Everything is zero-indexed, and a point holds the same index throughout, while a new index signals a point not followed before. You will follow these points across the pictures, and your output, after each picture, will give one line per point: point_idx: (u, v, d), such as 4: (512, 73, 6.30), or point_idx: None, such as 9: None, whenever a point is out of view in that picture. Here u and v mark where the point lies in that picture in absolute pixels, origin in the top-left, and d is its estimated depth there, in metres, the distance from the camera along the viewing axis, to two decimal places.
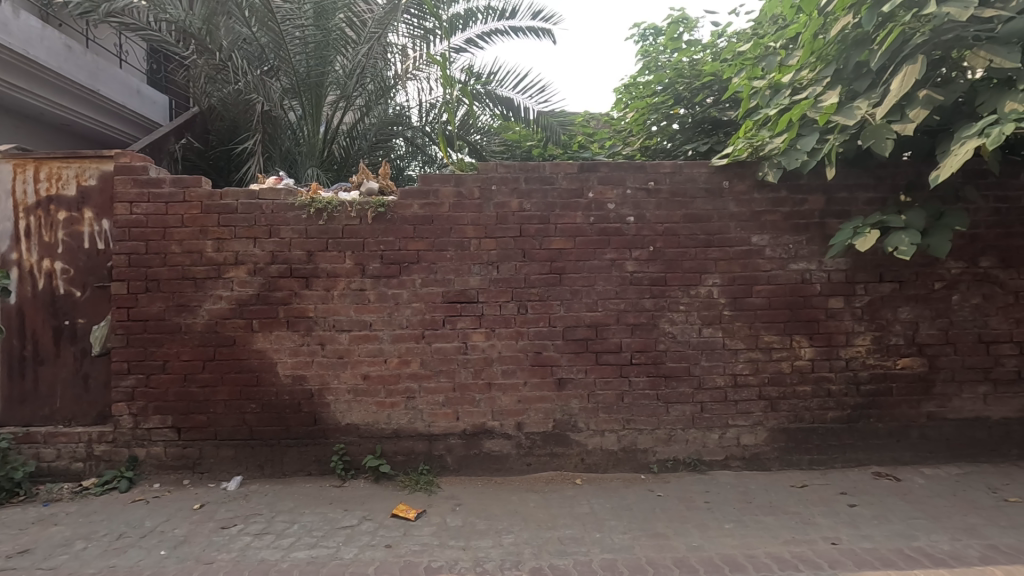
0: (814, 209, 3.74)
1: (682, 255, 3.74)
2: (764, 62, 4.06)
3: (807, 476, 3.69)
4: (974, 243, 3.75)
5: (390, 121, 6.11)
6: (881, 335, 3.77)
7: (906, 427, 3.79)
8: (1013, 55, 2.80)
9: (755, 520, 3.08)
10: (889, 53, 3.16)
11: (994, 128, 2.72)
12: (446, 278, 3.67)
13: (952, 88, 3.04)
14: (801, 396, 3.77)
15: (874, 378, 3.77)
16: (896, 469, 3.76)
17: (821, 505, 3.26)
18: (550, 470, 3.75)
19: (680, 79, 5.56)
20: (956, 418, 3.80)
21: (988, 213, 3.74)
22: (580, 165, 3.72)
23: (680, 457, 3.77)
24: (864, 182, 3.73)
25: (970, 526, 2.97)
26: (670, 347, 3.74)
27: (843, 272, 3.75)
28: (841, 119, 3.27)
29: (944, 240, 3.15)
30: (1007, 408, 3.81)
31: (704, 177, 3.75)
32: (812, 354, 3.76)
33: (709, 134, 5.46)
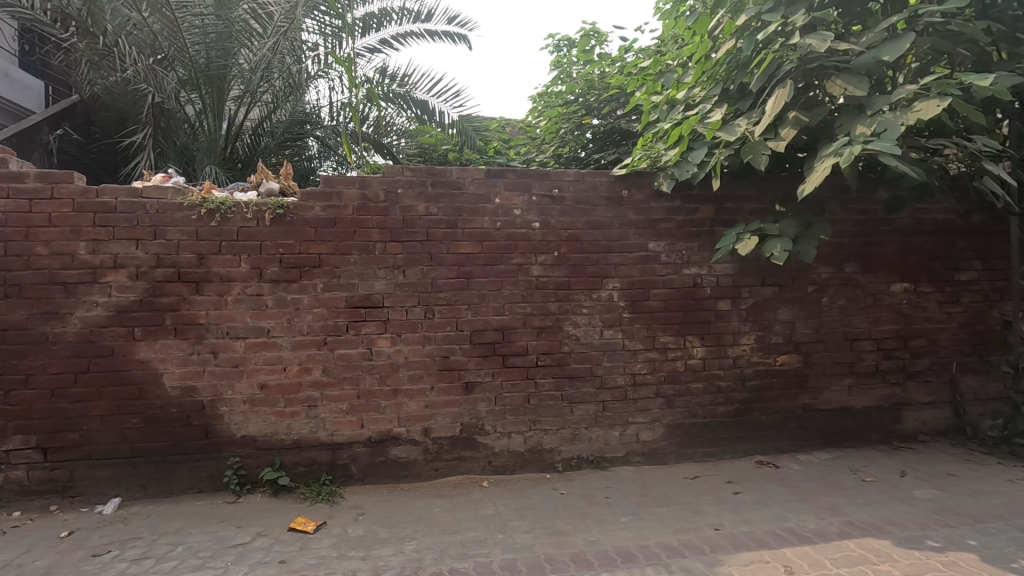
0: (704, 218, 4.02)
1: (585, 260, 3.88)
2: (662, 78, 4.33)
3: (699, 467, 3.94)
4: (839, 251, 4.19)
5: (300, 119, 5.89)
6: (763, 334, 4.10)
7: (785, 418, 4.15)
8: (863, 84, 3.17)
9: (649, 512, 3.25)
10: (765, 77, 3.49)
11: (847, 148, 3.07)
12: (350, 283, 3.59)
13: (816, 111, 3.39)
14: (694, 393, 4.02)
15: (757, 374, 4.10)
16: (777, 457, 4.10)
17: (709, 494, 3.49)
18: (457, 474, 3.76)
19: (590, 91, 5.78)
20: (827, 408, 4.21)
21: (850, 224, 4.19)
22: (487, 170, 3.77)
23: (584, 455, 3.91)
24: (748, 194, 4.06)
25: (833, 505, 3.31)
26: (574, 349, 3.87)
27: (730, 276, 4.05)
28: (724, 136, 3.56)
29: (811, 248, 3.48)
30: (868, 398, 4.27)
31: (606, 186, 3.92)
32: (703, 353, 4.03)
33: (618, 144, 5.68)
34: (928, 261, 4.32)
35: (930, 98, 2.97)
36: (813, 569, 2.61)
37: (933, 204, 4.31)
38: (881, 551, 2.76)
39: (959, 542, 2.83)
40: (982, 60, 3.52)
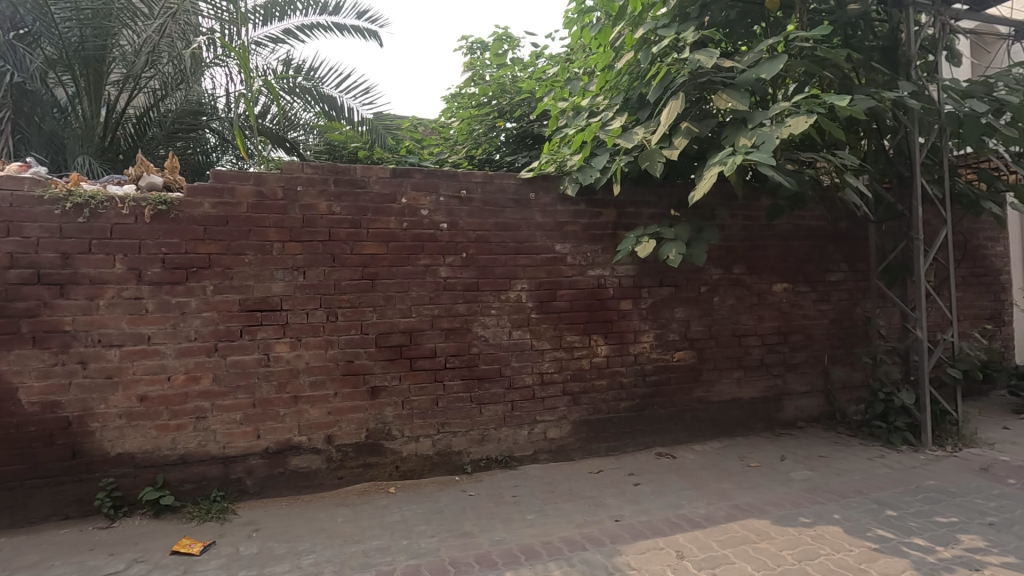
0: (607, 221, 4.18)
1: (493, 262, 3.91)
2: (568, 85, 4.46)
3: (603, 461, 4.09)
4: (728, 253, 4.51)
5: (194, 109, 5.33)
6: (662, 332, 4.34)
7: (682, 411, 4.41)
8: (745, 100, 3.43)
9: (555, 508, 3.32)
10: (660, 89, 3.69)
11: (731, 158, 3.31)
12: (243, 285, 3.37)
13: (705, 122, 3.63)
14: (598, 390, 4.17)
15: (657, 370, 4.32)
16: (674, 448, 4.34)
17: (612, 487, 3.63)
18: (363, 482, 3.64)
19: (502, 94, 5.83)
20: (719, 399, 4.52)
21: (738, 229, 4.53)
22: (393, 169, 3.70)
23: (493, 455, 3.93)
24: (647, 199, 4.28)
25: (722, 490, 3.55)
26: (482, 350, 3.88)
27: (631, 277, 4.25)
28: (623, 143, 3.74)
29: (702, 251, 3.72)
30: (754, 389, 4.63)
31: (513, 189, 3.97)
32: (607, 352, 4.19)
33: (531, 148, 5.73)
34: (803, 264, 4.76)
35: (800, 114, 3.27)
36: (702, 551, 2.78)
37: (807, 211, 4.76)
38: (761, 530, 2.99)
39: (826, 517, 3.14)
40: (845, 84, 3.94)
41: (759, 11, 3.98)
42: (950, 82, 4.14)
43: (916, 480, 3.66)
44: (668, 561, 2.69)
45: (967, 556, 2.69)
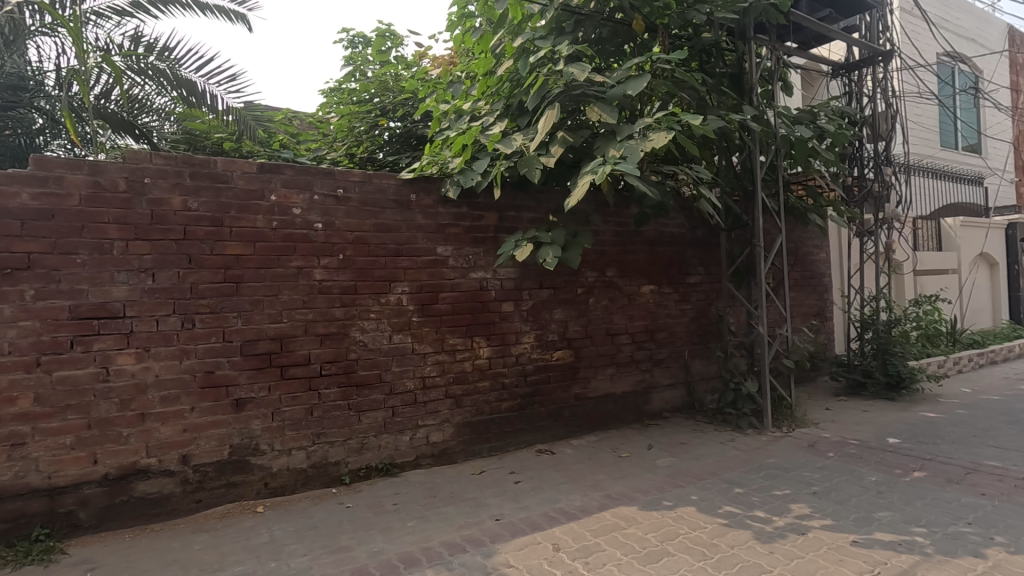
0: (488, 225, 4.24)
1: (372, 264, 3.78)
2: (450, 88, 4.48)
3: (486, 462, 4.13)
4: (601, 257, 4.80)
5: (12, 83, 4.43)
6: (541, 332, 4.49)
7: (560, 408, 4.58)
8: (614, 114, 3.67)
9: (436, 512, 3.29)
10: (538, 98, 3.83)
11: (601, 168, 3.52)
12: (75, 289, 2.93)
13: (579, 133, 3.82)
14: (480, 391, 4.21)
15: (537, 369, 4.46)
16: (553, 444, 4.50)
17: (493, 487, 3.68)
18: (225, 503, 3.34)
19: (385, 92, 5.69)
20: (594, 395, 4.77)
21: (610, 235, 4.83)
22: (260, 164, 3.44)
23: (372, 463, 3.80)
24: (526, 204, 4.42)
25: (596, 481, 3.75)
26: (361, 355, 3.74)
27: (512, 280, 4.35)
28: (502, 148, 3.82)
29: (577, 254, 3.90)
30: (626, 384, 4.96)
31: (393, 190, 3.88)
32: (489, 353, 4.24)
33: (415, 149, 5.62)
34: (667, 267, 5.20)
35: (661, 130, 3.56)
36: (576, 542, 2.92)
37: (670, 220, 5.21)
38: (630, 516, 3.21)
39: (684, 499, 3.44)
40: (701, 104, 4.35)
41: (627, 32, 4.28)
42: (783, 109, 4.75)
43: (758, 459, 4.14)
44: (544, 555, 2.78)
45: (797, 522, 3.09)
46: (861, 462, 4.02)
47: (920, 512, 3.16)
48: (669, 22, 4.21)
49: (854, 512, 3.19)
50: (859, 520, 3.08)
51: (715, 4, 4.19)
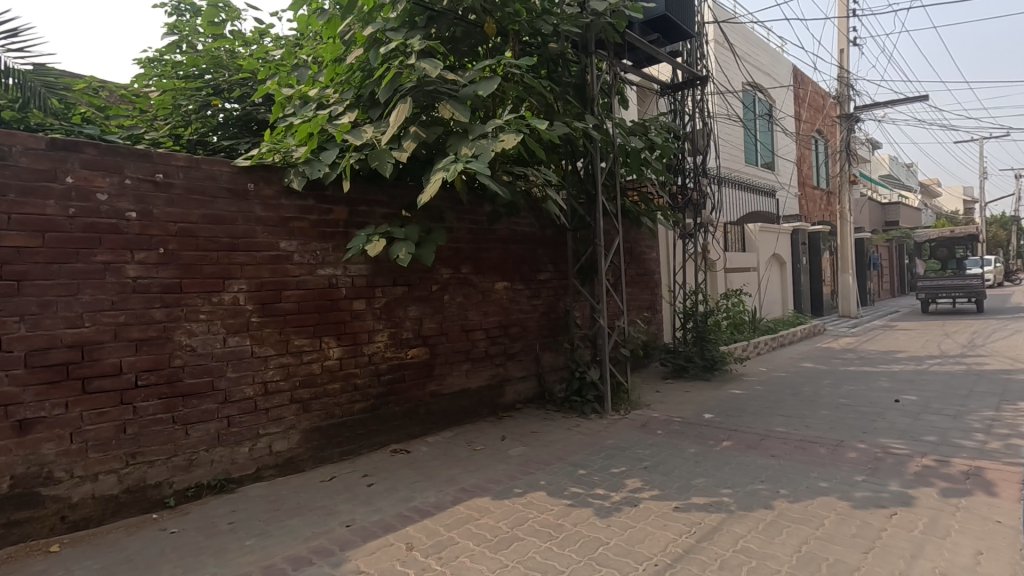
0: (337, 219, 4.05)
1: (202, 259, 3.39)
2: (295, 72, 4.19)
3: (336, 467, 3.94)
4: (456, 254, 4.86)
5: None
6: (395, 330, 4.40)
7: (415, 406, 4.54)
8: (467, 112, 3.71)
9: (279, 526, 3.07)
10: (389, 91, 3.75)
11: (454, 166, 3.55)
12: None
13: (432, 129, 3.81)
14: (330, 394, 4.00)
15: (391, 368, 4.37)
16: (409, 442, 4.45)
17: (344, 492, 3.53)
18: (6, 547, 2.76)
19: (218, 69, 5.12)
20: (450, 391, 4.81)
21: (464, 232, 4.91)
22: (52, 140, 2.90)
23: (204, 481, 3.42)
24: (379, 199, 4.31)
25: (451, 476, 3.79)
26: (188, 362, 3.33)
27: (364, 277, 4.20)
28: (352, 140, 3.68)
29: (431, 251, 3.88)
30: (480, 379, 5.07)
31: (227, 177, 3.52)
32: (339, 354, 4.05)
33: (255, 135, 5.15)
34: (518, 264, 5.43)
35: (510, 132, 3.69)
36: (430, 538, 2.92)
37: (521, 219, 5.46)
38: (483, 507, 3.29)
39: (534, 485, 3.62)
40: (549, 110, 4.59)
41: (480, 34, 4.35)
42: (620, 121, 5.19)
43: (600, 441, 4.50)
44: (397, 555, 2.75)
45: (630, 496, 3.42)
46: (683, 436, 4.58)
47: (726, 475, 3.69)
48: (519, 29, 4.38)
49: (676, 481, 3.62)
50: (681, 488, 3.50)
51: (560, 17, 4.46)
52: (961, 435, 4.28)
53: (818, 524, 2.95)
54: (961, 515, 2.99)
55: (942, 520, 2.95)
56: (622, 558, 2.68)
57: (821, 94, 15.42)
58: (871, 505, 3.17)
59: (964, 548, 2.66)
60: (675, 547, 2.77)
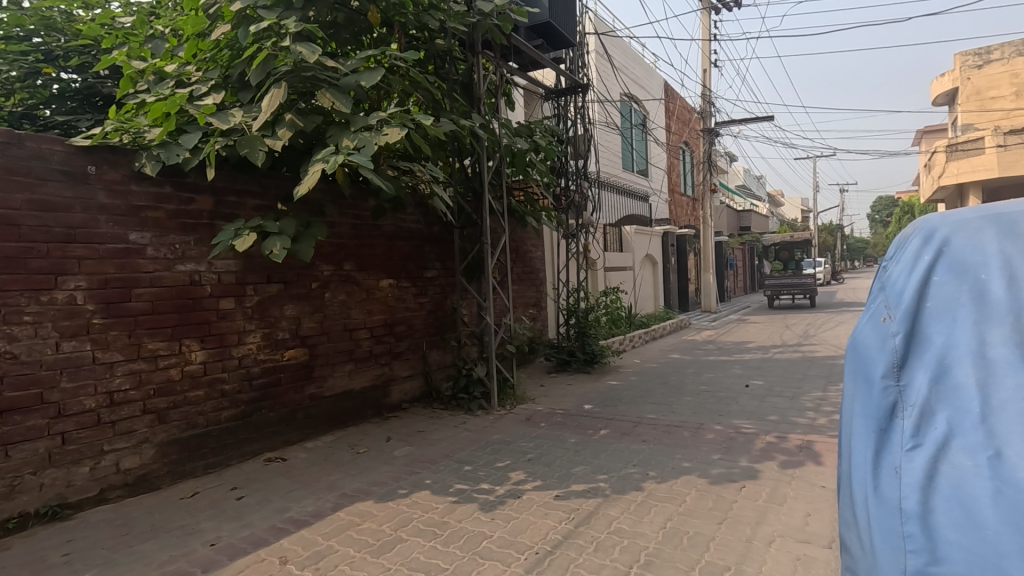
0: (201, 209, 3.70)
1: (27, 252, 2.92)
2: (149, 43, 3.75)
3: (200, 482, 3.59)
4: (338, 250, 4.66)
5: None
6: (270, 331, 4.12)
7: (293, 411, 4.27)
8: (348, 102, 3.55)
9: (128, 553, 2.73)
10: (261, 73, 3.48)
11: (334, 158, 3.39)
12: None
13: (310, 118, 3.60)
14: (193, 402, 3.64)
15: (265, 372, 4.07)
16: (285, 450, 4.18)
17: (208, 509, 3.22)
18: None
19: (50, 32, 4.41)
20: (331, 394, 4.59)
21: (347, 227, 4.73)
22: None
23: (30, 509, 2.94)
24: (250, 189, 4.01)
25: (331, 482, 3.62)
26: (8, 372, 2.85)
27: (233, 273, 3.88)
28: (217, 123, 3.37)
29: (309, 247, 3.66)
30: (364, 379, 4.91)
31: (61, 157, 3.06)
32: (203, 358, 3.69)
33: (100, 112, 4.52)
34: (405, 262, 5.35)
35: (395, 126, 3.59)
36: (306, 550, 2.77)
37: (408, 215, 5.38)
38: (365, 511, 3.19)
39: (419, 484, 3.58)
40: (436, 106, 4.54)
41: (363, 22, 4.18)
42: (506, 121, 5.29)
43: (485, 436, 4.56)
44: (269, 571, 2.57)
45: (514, 488, 3.51)
46: (564, 427, 4.79)
47: (603, 462, 3.92)
48: (405, 21, 4.27)
49: (557, 471, 3.77)
50: (561, 477, 3.66)
51: (447, 14, 4.40)
52: (796, 414, 4.93)
53: (680, 501, 3.24)
54: (795, 483, 3.44)
55: (781, 489, 3.37)
56: (504, 550, 2.74)
57: (688, 108, 16.91)
58: (725, 480, 3.54)
59: (797, 511, 3.06)
60: (555, 534, 2.89)
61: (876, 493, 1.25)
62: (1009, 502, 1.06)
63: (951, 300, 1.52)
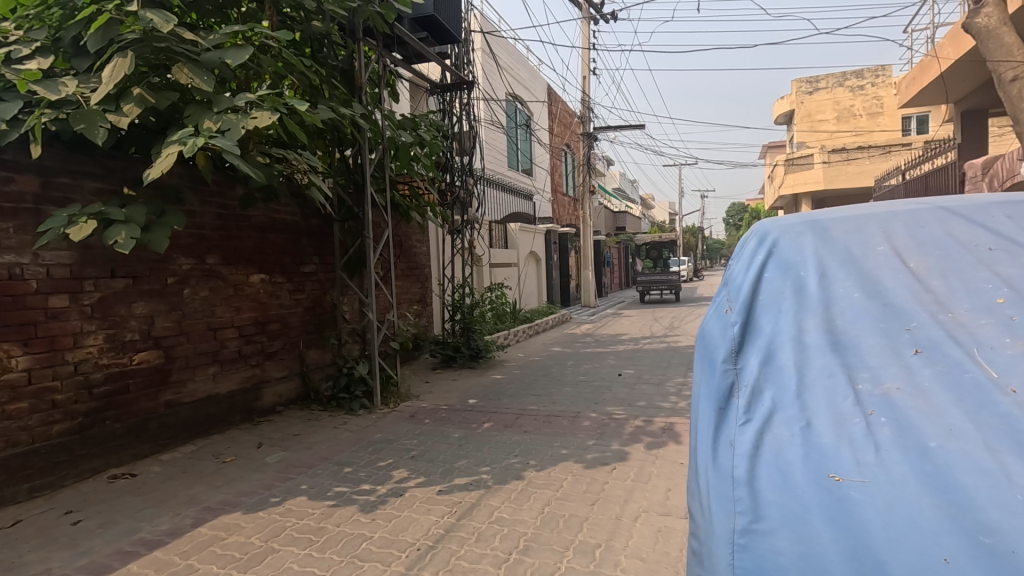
0: (24, 192, 3.18)
1: None
2: None
3: (23, 508, 3.09)
4: (200, 242, 4.26)
5: None
6: (115, 332, 3.65)
7: (144, 421, 3.83)
8: (209, 80, 3.24)
9: None
10: (101, 39, 3.07)
11: (193, 140, 3.08)
12: None
13: (163, 94, 3.23)
14: (13, 416, 3.12)
15: (108, 378, 3.60)
16: (135, 464, 3.73)
17: (35, 538, 2.79)
18: None
19: None
20: (191, 400, 4.18)
21: (210, 217, 4.35)
22: None
23: None
24: (89, 170, 3.53)
25: (191, 496, 3.31)
26: None
27: (66, 266, 3.38)
28: (44, 93, 2.91)
29: (162, 237, 3.29)
30: (231, 382, 4.53)
31: None
32: (27, 364, 3.18)
33: None
34: (278, 256, 5.02)
35: (265, 110, 3.34)
36: (161, 572, 2.50)
37: (282, 206, 5.06)
38: (231, 524, 2.96)
39: (294, 490, 3.40)
40: (312, 91, 4.30)
41: None
42: (390, 113, 5.15)
43: (367, 436, 4.43)
44: None
45: (396, 486, 3.46)
46: (448, 422, 4.80)
47: (485, 454, 4.00)
48: None
49: (441, 466, 3.78)
50: (445, 472, 3.67)
51: None
52: (661, 399, 5.39)
53: (557, 486, 3.40)
54: (659, 462, 3.77)
55: (646, 468, 3.68)
56: (384, 550, 2.69)
57: (569, 112, 17.66)
58: (598, 463, 3.78)
59: (659, 488, 3.36)
60: (437, 528, 2.90)
61: (714, 465, 1.34)
62: (815, 463, 1.23)
63: (776, 296, 1.77)
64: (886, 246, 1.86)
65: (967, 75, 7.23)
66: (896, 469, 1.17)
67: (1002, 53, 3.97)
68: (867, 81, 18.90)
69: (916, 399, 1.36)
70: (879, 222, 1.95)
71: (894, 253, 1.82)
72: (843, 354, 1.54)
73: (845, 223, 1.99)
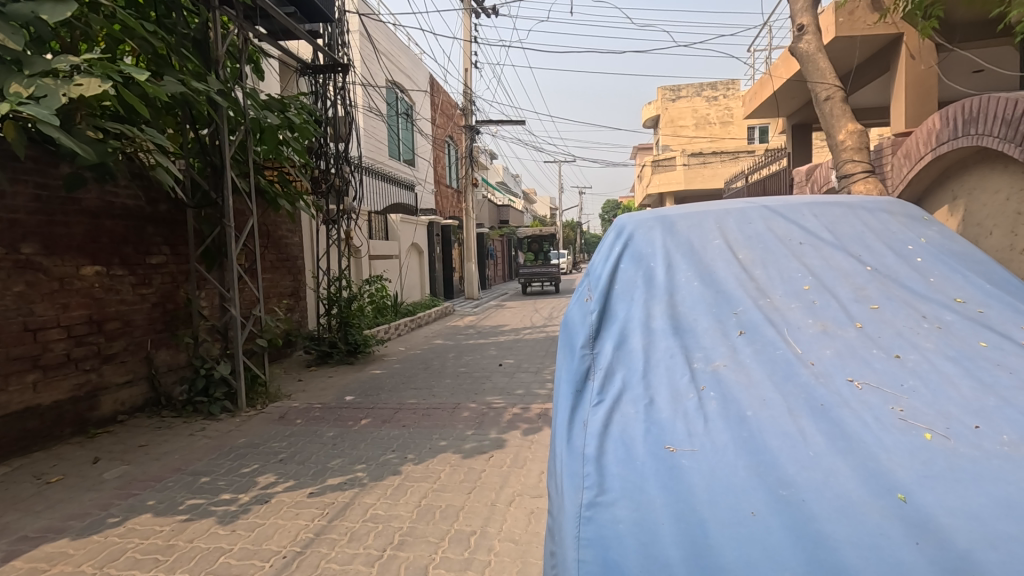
0: None
1: None
2: None
3: None
4: (13, 228, 3.64)
5: None
6: None
7: None
8: (16, 36, 2.74)
9: None
10: None
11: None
12: None
13: None
14: None
15: None
16: None
17: None
18: None
19: None
20: (3, 414, 3.57)
21: (27, 199, 3.74)
22: None
23: None
24: None
25: (2, 525, 2.82)
26: None
27: None
28: None
29: None
30: (58, 392, 3.93)
31: None
32: None
33: None
34: (118, 245, 4.45)
35: (93, 77, 2.91)
36: None
37: (121, 189, 4.48)
38: (55, 553, 2.57)
39: (138, 507, 3.04)
40: (158, 60, 3.83)
41: None
42: (252, 91, 4.74)
43: (228, 442, 4.08)
44: None
45: (261, 493, 3.23)
46: (322, 421, 4.59)
47: (361, 452, 3.88)
48: None
49: (312, 468, 3.60)
50: (316, 473, 3.50)
51: None
52: (538, 386, 5.60)
53: (435, 478, 3.40)
54: (534, 446, 3.92)
55: (522, 453, 3.81)
56: (245, 561, 2.50)
57: (451, 103, 17.54)
58: (475, 452, 3.84)
59: (533, 471, 3.49)
60: (306, 533, 2.75)
61: (569, 445, 1.41)
62: (654, 437, 1.35)
63: (629, 285, 1.91)
64: (721, 239, 2.08)
65: (795, 93, 8.35)
66: (719, 436, 1.32)
67: (818, 75, 4.56)
68: (720, 93, 21.09)
69: (739, 374, 1.54)
70: (715, 219, 2.19)
71: (727, 246, 2.05)
72: (682, 337, 1.70)
73: (689, 219, 2.19)
